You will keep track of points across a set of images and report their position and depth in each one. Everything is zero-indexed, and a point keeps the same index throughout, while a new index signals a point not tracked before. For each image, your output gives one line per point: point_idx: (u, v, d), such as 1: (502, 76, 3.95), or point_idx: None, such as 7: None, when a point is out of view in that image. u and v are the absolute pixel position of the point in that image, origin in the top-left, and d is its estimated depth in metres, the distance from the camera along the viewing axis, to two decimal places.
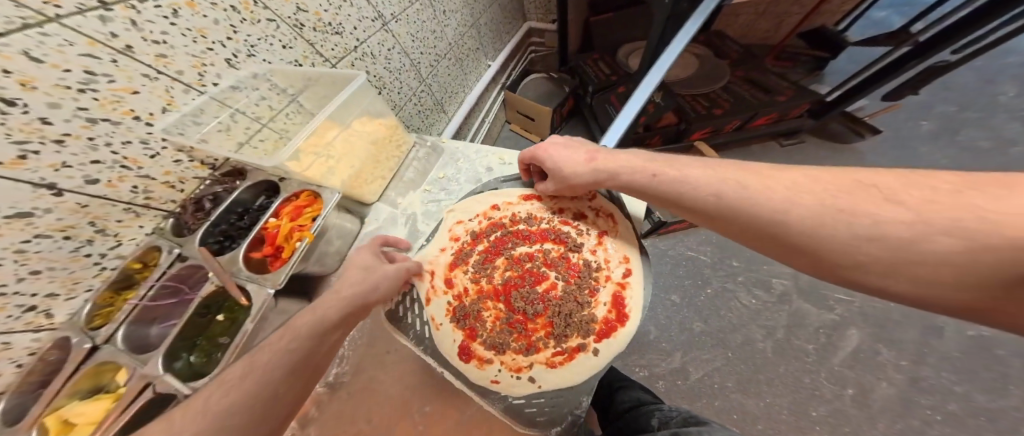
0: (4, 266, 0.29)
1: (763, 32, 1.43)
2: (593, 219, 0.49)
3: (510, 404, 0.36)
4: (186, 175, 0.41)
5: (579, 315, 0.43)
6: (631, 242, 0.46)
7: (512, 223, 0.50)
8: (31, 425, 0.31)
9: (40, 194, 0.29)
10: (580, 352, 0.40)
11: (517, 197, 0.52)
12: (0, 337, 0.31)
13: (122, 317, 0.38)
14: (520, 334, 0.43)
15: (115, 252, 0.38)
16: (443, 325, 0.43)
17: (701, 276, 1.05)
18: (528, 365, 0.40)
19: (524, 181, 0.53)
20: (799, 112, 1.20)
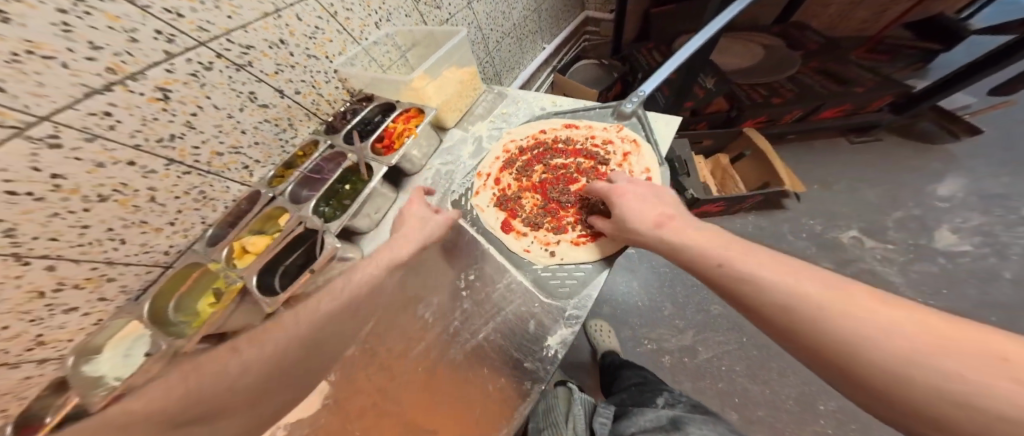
0: (247, 135, 0.53)
1: (859, 23, 1.22)
2: (620, 145, 0.64)
3: (537, 277, 0.51)
4: (338, 97, 0.66)
5: (605, 209, 0.58)
6: (650, 156, 0.60)
7: (554, 143, 0.67)
8: (225, 245, 0.51)
9: (275, 96, 0.54)
10: (601, 236, 0.55)
11: (560, 125, 0.69)
12: (225, 183, 0.53)
13: (291, 180, 0.57)
14: (553, 219, 0.59)
15: (293, 141, 0.61)
16: (488, 208, 0.61)
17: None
18: (556, 242, 0.56)
19: (566, 116, 0.70)
20: (880, 104, 1.14)
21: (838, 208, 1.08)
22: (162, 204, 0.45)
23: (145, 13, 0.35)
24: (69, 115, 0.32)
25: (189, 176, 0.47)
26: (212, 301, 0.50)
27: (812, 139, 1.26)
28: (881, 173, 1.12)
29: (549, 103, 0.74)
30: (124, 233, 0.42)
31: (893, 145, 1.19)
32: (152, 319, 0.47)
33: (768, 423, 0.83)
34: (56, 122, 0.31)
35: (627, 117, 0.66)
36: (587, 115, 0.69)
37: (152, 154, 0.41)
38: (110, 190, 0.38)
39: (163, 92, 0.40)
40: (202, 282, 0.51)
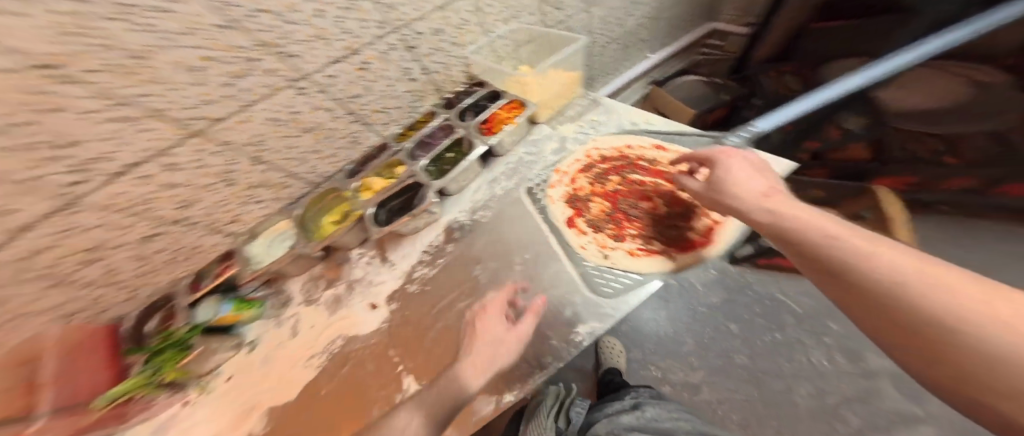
0: (393, 99, 0.77)
1: None
2: (705, 177, 0.69)
3: (586, 271, 0.62)
4: (458, 78, 0.84)
5: (670, 232, 0.65)
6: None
7: (638, 160, 0.74)
8: (359, 179, 0.78)
9: (421, 73, 0.76)
10: (659, 253, 0.63)
11: (649, 145, 0.77)
12: (370, 133, 0.80)
13: (410, 141, 0.78)
14: (615, 226, 0.67)
15: (419, 110, 0.84)
16: (558, 201, 0.72)
17: (776, 318, 1.02)
18: (613, 248, 0.65)
19: (660, 137, 0.78)
20: None
21: None
22: (337, 139, 0.75)
23: (377, 9, 0.58)
24: (318, 76, 0.60)
25: (354, 124, 0.75)
26: (332, 219, 0.79)
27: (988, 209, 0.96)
28: None
29: (642, 120, 0.82)
30: (306, 156, 0.74)
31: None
32: (298, 224, 0.80)
33: None
34: (310, 79, 0.60)
35: (728, 149, 0.71)
36: (681, 141, 0.76)
37: (343, 106, 0.69)
38: (316, 125, 0.69)
39: (365, 64, 0.65)
40: (326, 204, 0.81)
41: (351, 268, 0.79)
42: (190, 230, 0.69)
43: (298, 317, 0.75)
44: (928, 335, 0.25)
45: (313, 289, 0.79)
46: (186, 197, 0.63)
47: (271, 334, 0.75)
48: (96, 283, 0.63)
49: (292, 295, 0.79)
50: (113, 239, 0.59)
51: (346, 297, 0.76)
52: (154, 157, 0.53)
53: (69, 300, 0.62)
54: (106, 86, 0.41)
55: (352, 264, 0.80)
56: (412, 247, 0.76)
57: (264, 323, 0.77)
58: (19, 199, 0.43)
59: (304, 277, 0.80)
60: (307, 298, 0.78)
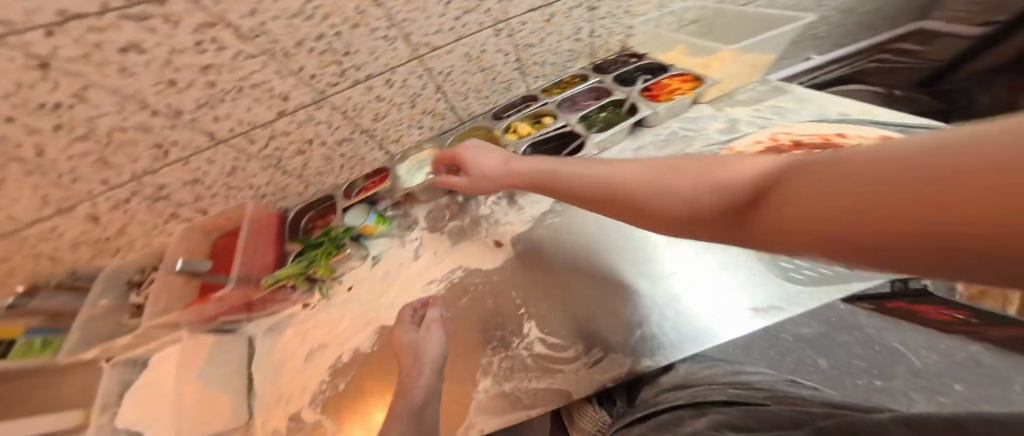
0: (553, 56, 0.81)
1: None
2: None
3: None
4: (615, 47, 0.85)
5: None
6: None
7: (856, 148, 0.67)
8: (509, 122, 0.82)
9: (588, 35, 0.80)
10: None
11: (872, 135, 0.68)
12: (522, 85, 0.85)
13: (558, 98, 0.83)
14: None
15: (568, 72, 0.86)
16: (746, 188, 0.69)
17: (882, 364, 0.63)
18: None
19: (888, 130, 0.69)
20: None
21: None
22: (497, 85, 0.82)
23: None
24: (514, 21, 0.70)
25: (516, 73, 0.82)
26: None
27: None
28: None
29: (854, 112, 0.74)
30: (469, 96, 0.82)
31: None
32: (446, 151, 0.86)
33: None
34: (507, 23, 0.70)
35: None
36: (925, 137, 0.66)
37: (522, 56, 0.78)
38: (491, 66, 0.77)
39: (551, 16, 0.73)
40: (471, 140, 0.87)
41: (477, 205, 0.85)
42: (367, 141, 0.81)
43: (421, 241, 0.86)
44: (846, 209, 0.18)
45: (439, 219, 0.88)
46: (382, 111, 0.75)
47: (395, 252, 0.87)
48: (290, 173, 0.79)
49: (417, 219, 0.89)
50: (327, 134, 0.74)
51: (471, 230, 0.83)
52: (381, 71, 0.67)
53: (270, 182, 0.78)
54: (392, 12, 0.60)
55: (478, 202, 0.86)
56: (543, 198, 0.80)
57: (388, 241, 0.89)
58: (295, 90, 0.63)
59: (429, 205, 0.90)
60: (431, 224, 0.87)
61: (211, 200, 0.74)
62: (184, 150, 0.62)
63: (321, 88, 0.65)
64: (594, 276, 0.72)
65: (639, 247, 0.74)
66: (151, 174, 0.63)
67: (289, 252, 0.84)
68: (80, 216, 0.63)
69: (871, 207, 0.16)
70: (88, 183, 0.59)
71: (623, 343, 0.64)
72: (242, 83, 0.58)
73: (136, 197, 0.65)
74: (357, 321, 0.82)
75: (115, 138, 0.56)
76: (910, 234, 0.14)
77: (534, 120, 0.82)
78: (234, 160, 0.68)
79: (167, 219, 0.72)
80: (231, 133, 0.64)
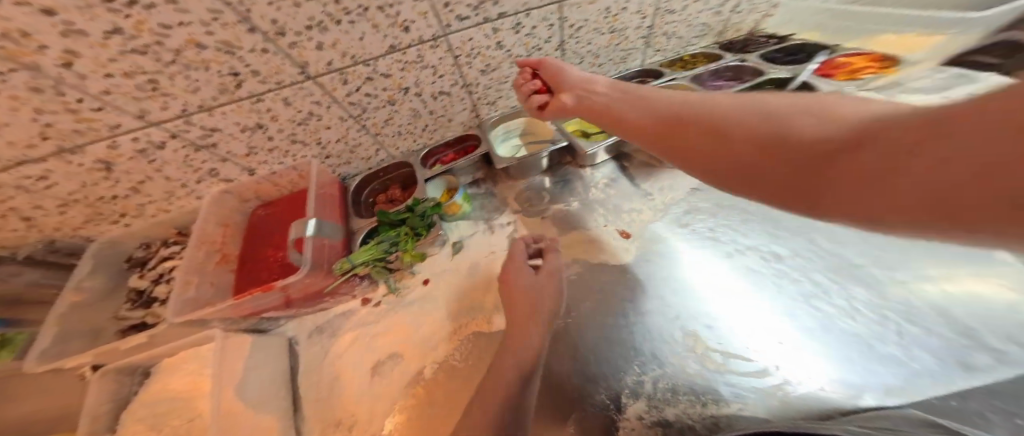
0: (682, 27, 0.73)
1: None
2: None
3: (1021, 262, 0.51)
4: (744, 28, 0.78)
5: None
6: None
7: None
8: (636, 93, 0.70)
9: (729, 11, 0.72)
10: None
11: None
12: (641, 58, 0.76)
13: (690, 72, 0.73)
14: None
15: (691, 49, 0.78)
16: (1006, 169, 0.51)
17: None
18: None
19: None
20: None
21: None
22: (619, 51, 0.72)
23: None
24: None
25: (641, 41, 0.72)
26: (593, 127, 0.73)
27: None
28: None
29: None
30: (586, 60, 0.71)
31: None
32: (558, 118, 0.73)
33: None
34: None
35: None
36: None
37: (656, 18, 0.68)
38: (622, 29, 0.67)
39: None
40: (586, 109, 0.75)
41: (586, 188, 0.71)
42: (463, 100, 0.66)
43: (518, 226, 0.70)
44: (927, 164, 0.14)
45: (536, 200, 0.72)
46: (495, 62, 0.62)
47: (482, 239, 0.71)
48: (368, 130, 0.63)
49: (508, 202, 0.74)
50: (426, 83, 0.59)
51: (584, 215, 0.68)
52: (519, 12, 0.56)
53: (342, 140, 0.63)
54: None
55: (587, 183, 0.72)
56: (678, 182, 0.67)
57: (470, 224, 0.73)
58: (419, 19, 0.49)
59: (523, 185, 0.75)
60: (527, 208, 0.72)
61: (271, 145, 0.58)
62: (262, 83, 0.48)
63: (448, 22, 0.51)
64: (765, 286, 0.57)
65: (826, 250, 0.59)
66: (208, 110, 0.48)
67: (357, 229, 0.65)
68: (83, 162, 0.49)
69: (915, 136, 0.16)
70: (120, 114, 0.45)
71: (809, 371, 0.49)
72: (372, 3, 0.44)
73: (175, 141, 0.51)
74: (434, 323, 0.64)
75: (184, 57, 0.41)
76: (994, 161, 0.11)
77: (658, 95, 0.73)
78: (312, 104, 0.53)
79: (201, 176, 0.59)
80: (329, 68, 0.49)
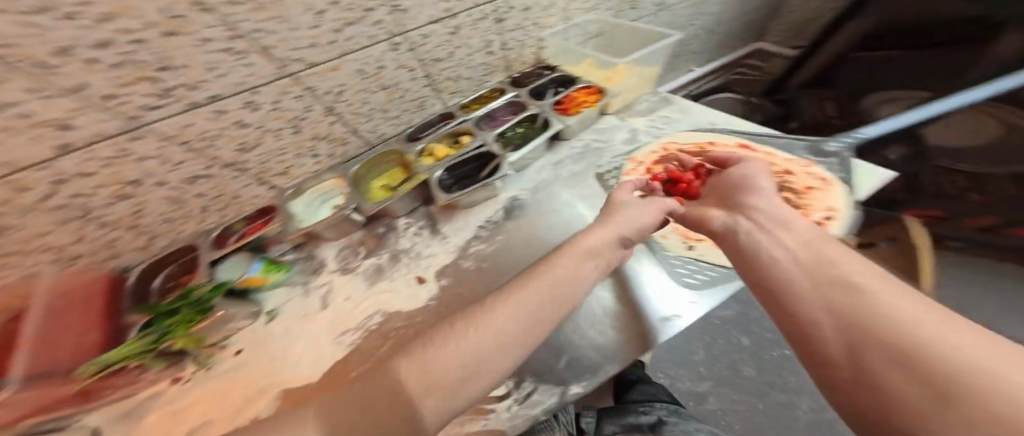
0: (467, 70, 0.74)
1: None
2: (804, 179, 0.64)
3: (670, 264, 0.62)
4: (528, 61, 0.84)
5: None
6: (841, 198, 0.60)
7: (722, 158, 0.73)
8: (422, 145, 0.76)
9: (501, 48, 0.75)
10: None
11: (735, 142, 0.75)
12: (438, 102, 0.77)
13: (478, 113, 0.77)
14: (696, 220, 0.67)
15: (488, 85, 0.81)
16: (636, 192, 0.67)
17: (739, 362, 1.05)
18: (696, 239, 0.65)
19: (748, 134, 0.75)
20: None
21: None
22: (404, 103, 0.71)
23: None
24: (413, 32, 0.59)
25: (427, 89, 0.72)
26: (390, 181, 0.76)
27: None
28: None
29: (723, 121, 0.81)
30: (371, 116, 0.70)
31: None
32: (351, 179, 0.74)
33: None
34: (406, 34, 0.59)
35: (827, 154, 0.68)
36: (773, 141, 0.72)
37: (423, 67, 0.67)
38: (394, 84, 0.66)
39: (458, 28, 0.63)
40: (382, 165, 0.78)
41: (397, 238, 0.78)
42: (238, 177, 0.64)
43: (331, 286, 0.72)
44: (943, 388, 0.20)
45: (351, 257, 0.76)
46: (251, 139, 0.59)
47: (296, 303, 0.71)
48: (115, 226, 0.58)
49: (325, 262, 0.76)
50: (165, 175, 0.55)
51: (390, 267, 0.73)
52: (240, 92, 0.51)
53: (85, 240, 0.57)
54: (230, 14, 0.42)
55: (397, 234, 0.78)
56: (467, 222, 0.75)
57: (286, 291, 0.73)
58: (79, 116, 0.41)
59: (339, 244, 0.78)
60: (342, 266, 0.75)
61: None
62: None
63: (134, 115, 0.45)
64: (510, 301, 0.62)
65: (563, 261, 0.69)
66: None
67: (131, 324, 0.60)
68: None
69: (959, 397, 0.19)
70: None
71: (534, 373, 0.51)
72: None
73: None
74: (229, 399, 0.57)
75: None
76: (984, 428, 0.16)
77: (452, 140, 0.76)
78: None
79: None
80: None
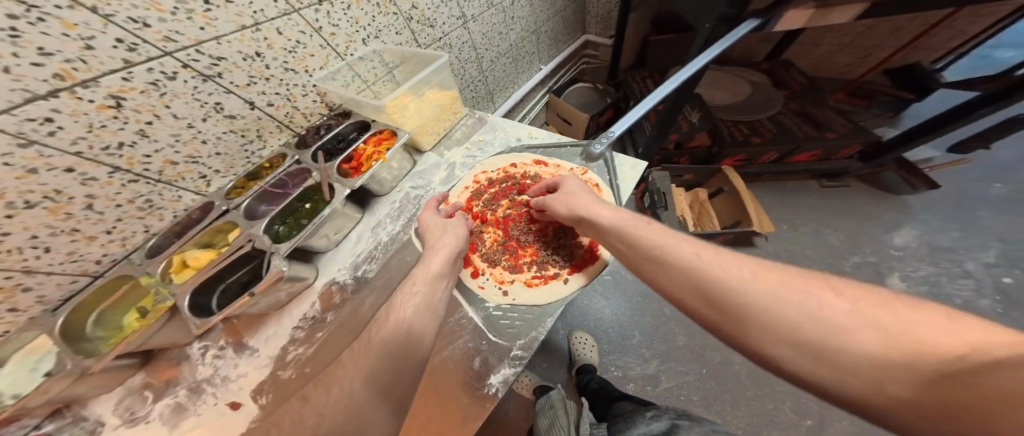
0: (207, 146, 0.54)
1: (842, 66, 1.35)
2: None
3: (488, 315, 0.51)
4: (314, 111, 0.68)
5: (562, 255, 0.58)
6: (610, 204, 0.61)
7: (522, 179, 0.67)
8: (164, 258, 0.52)
9: (245, 107, 0.56)
10: (552, 278, 0.56)
11: (530, 161, 0.70)
12: (178, 192, 0.55)
13: (248, 195, 0.58)
14: (511, 256, 0.59)
15: (260, 153, 0.63)
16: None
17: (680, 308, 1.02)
18: (510, 280, 0.56)
19: (540, 151, 0.71)
20: (767, 159, 1.33)
21: (791, 244, 1.28)
22: (100, 212, 0.47)
23: (111, 21, 0.37)
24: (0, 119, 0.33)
25: (137, 184, 0.49)
26: (137, 317, 0.50)
27: (789, 180, 1.47)
28: (842, 217, 1.34)
29: (525, 135, 0.75)
30: (49, 241, 0.44)
31: (858, 195, 1.40)
32: (63, 333, 0.46)
33: (709, 409, 0.88)
34: None
35: (594, 158, 0.64)
36: (557, 154, 0.70)
37: (95, 161, 0.43)
38: (43, 197, 0.40)
39: (118, 101, 0.41)
40: (127, 299, 0.51)
41: (185, 378, 0.51)
42: None
43: None
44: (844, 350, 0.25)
45: (137, 405, 0.49)
46: None
47: None
48: None
49: (98, 424, 0.47)
50: None
51: (192, 404, 0.49)
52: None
53: None
54: None
55: (191, 365, 0.52)
56: (281, 326, 0.54)
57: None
58: None
59: (115, 397, 0.49)
60: (130, 416, 0.48)
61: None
62: None
63: None
64: None
65: None
66: None
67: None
68: None
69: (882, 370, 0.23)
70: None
71: None
72: None
73: None
74: None
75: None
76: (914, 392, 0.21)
77: (212, 244, 0.56)
78: None
79: None
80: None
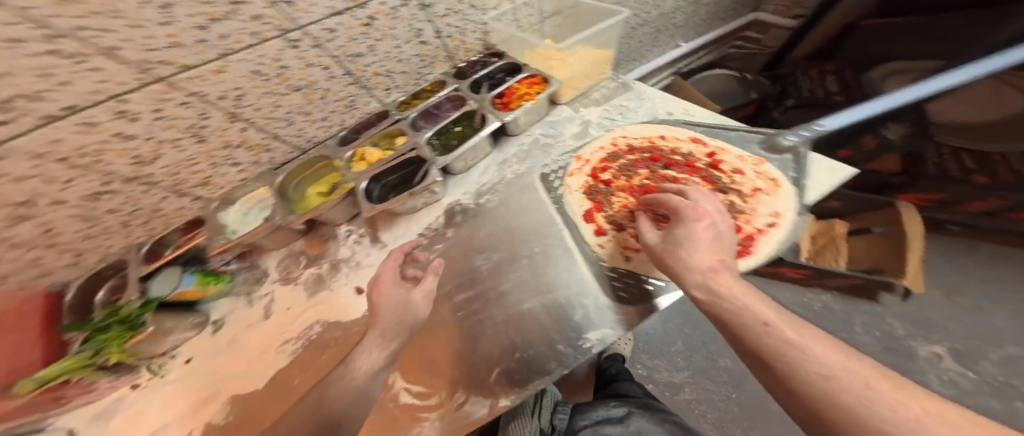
0: (399, 65, 0.68)
1: None
2: (752, 177, 0.59)
3: (602, 273, 0.55)
4: (475, 48, 0.77)
5: None
6: (787, 203, 0.55)
7: (673, 152, 0.65)
8: (351, 149, 0.68)
9: (434, 36, 0.67)
10: None
11: (687, 137, 0.67)
12: (371, 98, 0.71)
13: (415, 110, 0.71)
14: None
15: (427, 78, 0.76)
16: (575, 192, 0.65)
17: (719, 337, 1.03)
18: (634, 250, 0.56)
19: (699, 129, 0.69)
20: (982, 205, 0.95)
21: (971, 327, 0.94)
22: (325, 102, 0.65)
23: None
24: (311, 26, 0.51)
25: (352, 86, 0.66)
26: (320, 192, 0.69)
27: (986, 240, 1.07)
28: None
29: (679, 109, 0.74)
30: (294, 117, 0.64)
31: None
32: (280, 189, 0.68)
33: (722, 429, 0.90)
34: (303, 30, 0.50)
35: (780, 149, 0.61)
36: (726, 135, 0.66)
37: (340, 65, 0.60)
38: (307, 84, 0.59)
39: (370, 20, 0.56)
40: (319, 173, 0.72)
41: (338, 247, 0.70)
42: (151, 192, 0.61)
43: (274, 296, 0.70)
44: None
45: (291, 267, 0.72)
46: (149, 152, 0.53)
47: (243, 314, 0.71)
48: (20, 249, 0.54)
49: (268, 271, 0.74)
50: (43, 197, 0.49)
51: (330, 277, 0.68)
52: (105, 102, 0.42)
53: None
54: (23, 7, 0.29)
55: (339, 242, 0.71)
56: (409, 229, 0.68)
57: (232, 301, 0.73)
58: None
59: (282, 253, 0.74)
60: (284, 275, 0.72)
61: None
62: None
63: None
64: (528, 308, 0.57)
65: None
66: None
67: (73, 339, 0.60)
68: None
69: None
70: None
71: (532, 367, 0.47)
72: None
73: None
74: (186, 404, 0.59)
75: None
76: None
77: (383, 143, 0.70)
78: None
79: None
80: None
